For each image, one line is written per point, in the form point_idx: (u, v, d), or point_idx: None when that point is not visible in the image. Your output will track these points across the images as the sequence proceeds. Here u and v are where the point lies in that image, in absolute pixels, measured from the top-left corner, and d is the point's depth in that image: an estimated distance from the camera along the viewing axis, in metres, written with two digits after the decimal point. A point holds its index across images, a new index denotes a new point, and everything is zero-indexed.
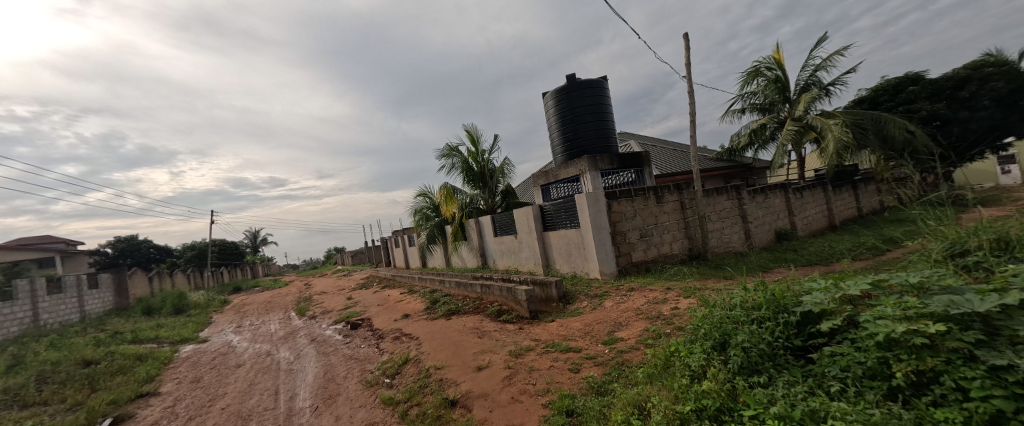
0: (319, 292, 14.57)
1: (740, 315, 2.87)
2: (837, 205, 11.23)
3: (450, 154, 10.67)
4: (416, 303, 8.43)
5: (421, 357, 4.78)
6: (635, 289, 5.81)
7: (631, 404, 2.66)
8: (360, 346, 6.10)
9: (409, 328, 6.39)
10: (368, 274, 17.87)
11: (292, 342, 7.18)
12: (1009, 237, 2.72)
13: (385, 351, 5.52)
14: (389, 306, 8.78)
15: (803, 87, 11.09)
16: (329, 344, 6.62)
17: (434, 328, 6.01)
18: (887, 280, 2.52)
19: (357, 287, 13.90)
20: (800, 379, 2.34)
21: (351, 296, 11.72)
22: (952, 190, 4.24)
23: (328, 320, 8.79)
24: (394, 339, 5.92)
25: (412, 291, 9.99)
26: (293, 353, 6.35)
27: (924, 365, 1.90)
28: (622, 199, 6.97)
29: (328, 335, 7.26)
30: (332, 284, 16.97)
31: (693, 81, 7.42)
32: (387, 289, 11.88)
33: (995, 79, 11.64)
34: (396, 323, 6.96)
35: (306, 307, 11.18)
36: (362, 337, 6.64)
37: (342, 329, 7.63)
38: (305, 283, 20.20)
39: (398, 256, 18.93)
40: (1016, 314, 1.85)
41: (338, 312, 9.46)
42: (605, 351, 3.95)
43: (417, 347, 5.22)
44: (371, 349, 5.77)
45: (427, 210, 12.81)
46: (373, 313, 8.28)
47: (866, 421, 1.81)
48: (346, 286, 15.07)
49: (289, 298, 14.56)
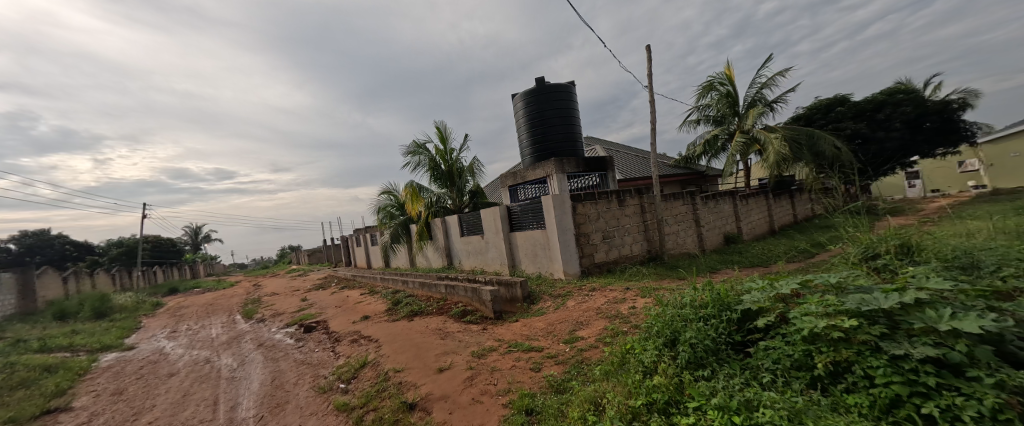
0: (270, 294, 13.75)
1: (689, 314, 3.07)
2: (777, 212, 12.25)
3: (417, 151, 10.49)
4: (377, 304, 8.19)
5: (380, 360, 4.66)
6: (597, 289, 6.02)
7: (587, 401, 2.76)
8: (314, 350, 5.83)
9: (368, 330, 6.19)
10: (325, 274, 17.10)
11: (237, 348, 6.70)
12: (911, 243, 3.12)
13: (341, 354, 5.32)
14: (347, 308, 8.44)
15: (750, 102, 12.01)
16: (279, 348, 6.26)
17: (395, 330, 5.88)
18: (813, 281, 2.80)
19: (313, 288, 13.25)
20: (739, 372, 2.54)
21: (306, 298, 11.17)
22: (868, 201, 4.82)
23: (279, 323, 8.29)
24: (351, 342, 5.71)
25: (373, 292, 9.69)
26: (236, 360, 5.94)
27: (840, 356, 2.13)
28: (587, 201, 7.18)
29: (278, 340, 6.85)
30: (284, 285, 16.02)
31: (653, 91, 7.82)
32: (346, 289, 11.43)
33: (905, 104, 13.29)
34: (355, 325, 6.72)
35: (254, 310, 10.49)
36: (317, 340, 6.34)
37: (295, 332, 7.24)
38: (254, 284, 18.94)
39: (359, 255, 18.29)
40: (912, 311, 2.15)
41: (290, 315, 8.96)
42: (565, 349, 4.06)
43: (376, 350, 5.07)
44: (326, 353, 5.52)
45: (390, 209, 12.49)
46: (330, 315, 7.94)
47: (791, 408, 2.00)
48: (300, 287, 14.33)
49: (235, 300, 13.62)
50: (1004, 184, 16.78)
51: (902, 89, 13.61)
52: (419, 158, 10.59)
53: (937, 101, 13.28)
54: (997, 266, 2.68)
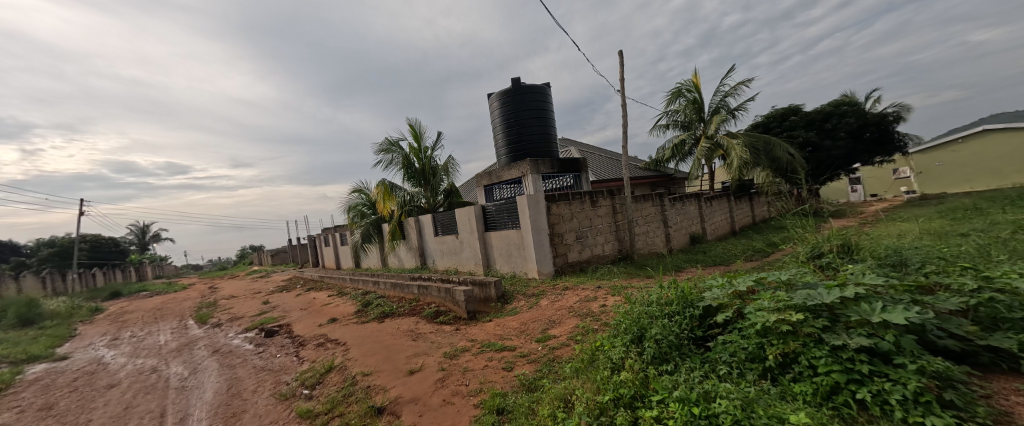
0: (227, 297, 13.02)
1: (655, 311, 3.20)
2: (737, 214, 12.93)
3: (390, 149, 10.25)
4: (346, 306, 7.95)
5: (347, 364, 4.52)
6: (570, 288, 6.11)
7: (557, 398, 2.81)
8: (275, 355, 5.56)
9: (336, 333, 6.00)
10: (289, 275, 16.38)
11: (188, 355, 6.29)
12: (851, 243, 3.40)
13: (306, 359, 5.11)
14: (313, 310, 8.14)
15: (714, 109, 12.60)
16: (236, 355, 5.93)
17: (364, 332, 5.74)
18: (767, 278, 2.99)
19: (276, 290, 12.65)
20: (699, 365, 2.67)
21: (268, 300, 10.66)
22: (815, 204, 5.22)
23: (237, 328, 7.85)
24: (317, 346, 5.51)
25: (341, 294, 9.39)
26: (188, 368, 5.58)
27: (788, 348, 2.28)
28: (561, 202, 7.28)
29: (235, 345, 6.49)
30: (243, 287, 15.22)
31: (625, 95, 8.05)
32: (312, 291, 11.01)
33: (849, 115, 14.41)
34: (321, 328, 6.47)
35: (209, 314, 9.88)
36: (279, 345, 6.06)
37: (255, 336, 6.89)
38: (209, 286, 17.86)
39: (327, 255, 17.68)
40: (850, 304, 2.34)
41: (250, 319, 8.51)
42: (537, 348, 4.12)
43: (343, 354, 4.91)
44: (289, 359, 5.28)
45: (361, 208, 12.16)
46: (295, 319, 7.61)
47: (744, 398, 2.13)
48: (261, 289, 13.66)
49: (187, 304, 12.79)
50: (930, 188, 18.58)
51: (847, 101, 14.73)
52: (392, 156, 10.36)
53: (876, 114, 14.51)
54: (922, 263, 2.97)
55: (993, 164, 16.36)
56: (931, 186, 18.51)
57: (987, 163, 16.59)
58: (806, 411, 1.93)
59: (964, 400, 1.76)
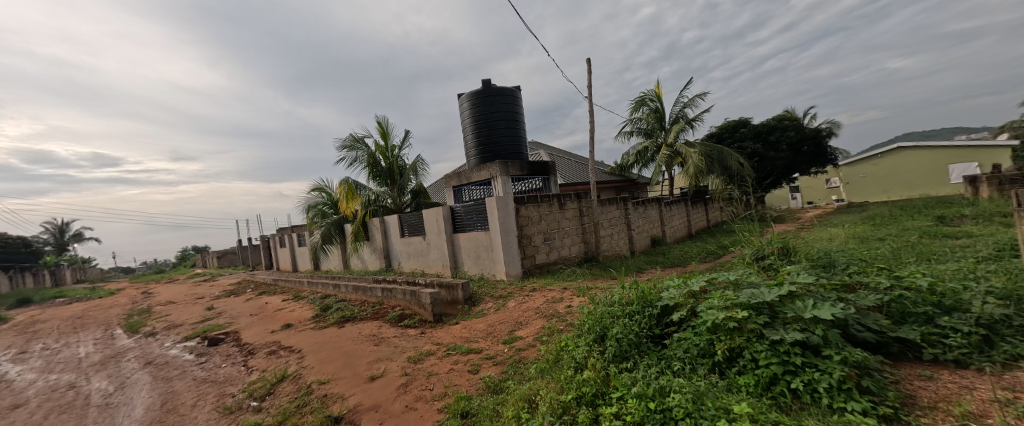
0: (164, 303, 11.99)
1: (617, 311, 3.35)
2: (694, 218, 13.68)
3: (354, 146, 9.93)
4: (302, 311, 7.59)
5: (302, 372, 4.32)
6: (537, 290, 6.20)
7: (522, 399, 2.85)
8: (219, 366, 5.20)
9: (290, 340, 5.71)
10: (237, 279, 15.37)
11: (114, 369, 5.74)
12: (789, 246, 3.71)
13: (255, 369, 4.82)
14: (265, 316, 7.70)
15: (674, 119, 13.27)
16: (173, 366, 5.49)
17: (323, 338, 5.52)
18: (717, 279, 3.19)
19: (222, 295, 11.83)
20: (656, 362, 2.82)
21: (213, 306, 9.95)
22: (760, 211, 5.66)
23: (174, 337, 7.26)
24: (268, 355, 5.22)
25: (297, 298, 8.96)
26: (113, 383, 5.10)
27: (734, 343, 2.46)
28: (530, 204, 7.38)
29: (173, 356, 6.00)
30: (183, 292, 14.07)
31: (592, 102, 8.30)
32: (264, 295, 10.41)
33: (790, 129, 15.73)
34: (274, 335, 6.14)
35: (142, 323, 9.05)
36: (224, 354, 5.67)
37: (196, 345, 6.42)
38: (142, 292, 16.38)
39: (281, 257, 16.78)
40: (788, 302, 2.55)
41: (191, 326, 7.89)
42: (504, 349, 4.15)
43: (298, 361, 4.69)
44: (236, 369, 4.95)
45: (322, 207, 11.71)
46: (245, 325, 7.17)
47: (695, 391, 2.27)
48: (204, 294, 12.71)
49: (115, 311, 11.64)
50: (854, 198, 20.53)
51: (789, 116, 16.05)
52: (356, 153, 10.05)
53: (813, 129, 15.94)
54: (847, 264, 3.31)
55: (909, 176, 18.78)
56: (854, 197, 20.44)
57: (899, 176, 19.04)
58: (748, 401, 2.10)
59: (878, 386, 1.98)
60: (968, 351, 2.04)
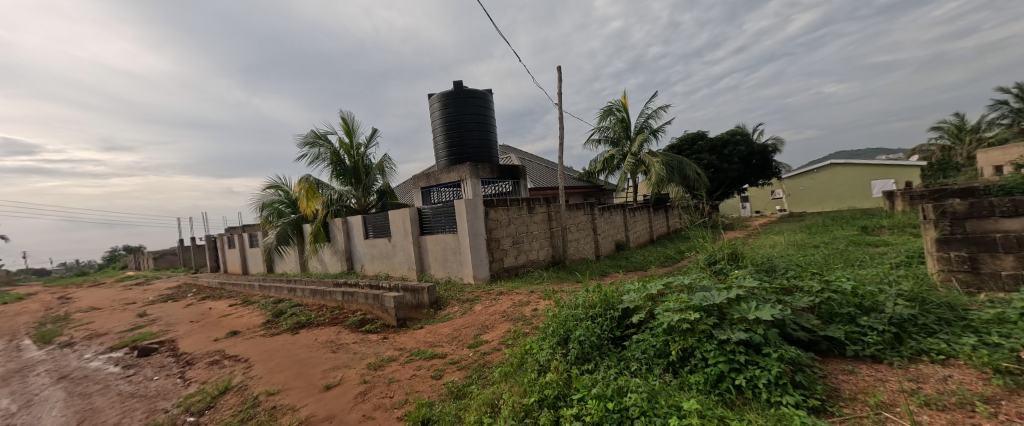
0: (86, 309, 10.82)
1: (581, 314, 3.44)
2: (655, 224, 14.28)
3: (316, 142, 9.53)
4: (252, 317, 7.15)
5: (248, 384, 4.06)
6: (504, 293, 6.22)
7: (484, 404, 2.84)
8: (151, 378, 4.75)
9: (236, 348, 5.35)
10: (175, 282, 14.17)
11: (19, 385, 5.10)
12: (737, 252, 3.98)
13: (193, 381, 4.45)
14: (208, 323, 7.17)
15: (639, 129, 13.81)
16: (93, 380, 4.96)
17: (274, 346, 5.24)
18: (673, 282, 3.36)
19: (157, 300, 10.87)
20: (615, 363, 2.92)
21: (146, 312, 9.11)
22: (713, 219, 6.02)
23: (96, 347, 6.57)
24: (210, 365, 4.84)
25: (246, 303, 8.41)
26: (17, 402, 4.52)
27: (686, 343, 2.60)
28: (499, 207, 7.40)
29: (93, 369, 5.42)
30: (109, 297, 12.79)
31: (562, 109, 8.44)
32: (208, 300, 9.69)
33: (741, 143, 16.88)
34: (217, 344, 5.72)
35: (59, 332, 8.12)
36: (156, 366, 5.19)
37: (123, 356, 5.86)
38: (60, 297, 14.66)
39: (229, 259, 15.70)
40: (735, 304, 2.72)
41: (118, 335, 7.18)
42: (469, 354, 4.13)
43: (244, 372, 4.40)
44: (170, 381, 4.54)
45: (278, 206, 11.25)
46: (183, 333, 6.62)
47: (650, 390, 2.37)
48: (137, 298, 11.63)
49: (24, 319, 10.35)
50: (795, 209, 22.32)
51: (741, 131, 17.20)
52: (318, 150, 9.65)
53: (761, 144, 17.20)
54: (785, 268, 3.61)
55: (839, 190, 20.74)
56: (795, 208, 22.26)
57: (832, 189, 20.95)
58: (698, 398, 2.22)
59: (808, 381, 2.17)
60: (882, 347, 2.29)
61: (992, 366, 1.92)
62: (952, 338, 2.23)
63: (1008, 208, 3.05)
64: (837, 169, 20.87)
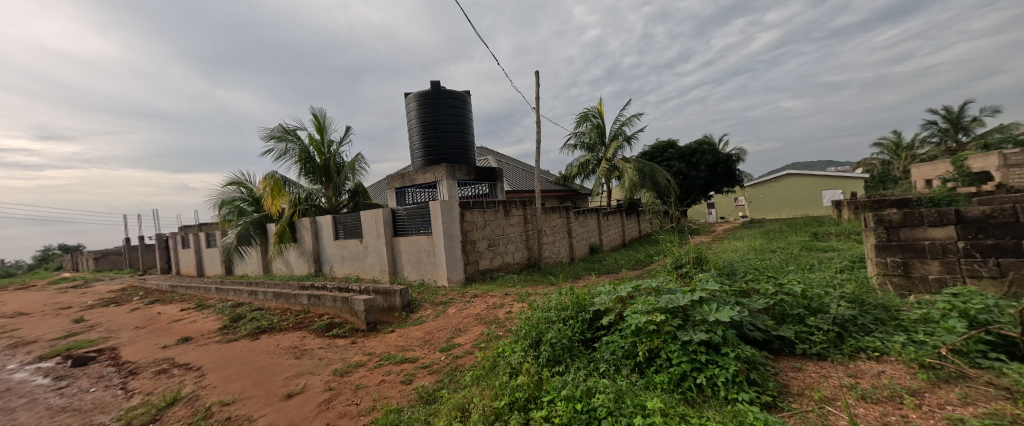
0: (13, 314, 9.85)
1: (553, 317, 3.49)
2: (627, 228, 14.66)
3: (285, 137, 9.17)
4: (206, 322, 6.75)
5: (200, 394, 3.83)
6: (478, 296, 6.20)
7: (455, 408, 2.82)
8: (88, 389, 4.38)
9: (189, 356, 5.03)
10: (121, 285, 13.17)
11: None
12: (702, 256, 4.16)
13: (137, 391, 4.14)
14: (155, 330, 6.70)
15: (613, 135, 14.15)
16: (17, 394, 4.52)
17: (231, 353, 4.98)
18: (642, 285, 3.45)
19: (98, 304, 10.05)
20: (586, 364, 2.98)
21: (83, 318, 8.40)
22: (680, 224, 6.25)
23: (23, 357, 5.99)
24: (157, 375, 4.52)
25: (200, 308, 7.94)
26: None
27: (652, 344, 2.68)
28: (475, 209, 7.38)
29: (17, 382, 4.93)
30: (41, 302, 11.69)
31: (539, 113, 8.52)
32: (157, 305, 9.06)
33: (708, 152, 17.65)
34: (165, 351, 5.36)
35: None
36: (94, 377, 4.80)
37: (55, 366, 5.38)
38: None
39: (184, 260, 14.77)
40: (698, 306, 2.83)
41: (50, 343, 6.58)
42: (441, 358, 4.09)
43: (196, 381, 4.15)
44: (109, 393, 4.19)
45: (240, 204, 10.85)
46: (128, 341, 6.17)
47: (618, 391, 2.43)
48: (73, 302, 10.71)
49: None
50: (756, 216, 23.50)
51: (708, 141, 17.99)
52: (286, 146, 9.28)
53: (726, 154, 18.05)
54: (744, 272, 3.81)
55: (794, 199, 22.06)
56: (756, 215, 23.42)
57: (790, 198, 22.23)
58: (662, 397, 2.30)
59: (762, 378, 2.30)
60: (827, 345, 2.46)
61: (919, 361, 2.11)
62: (886, 336, 2.43)
63: (936, 217, 3.34)
64: (793, 179, 22.17)
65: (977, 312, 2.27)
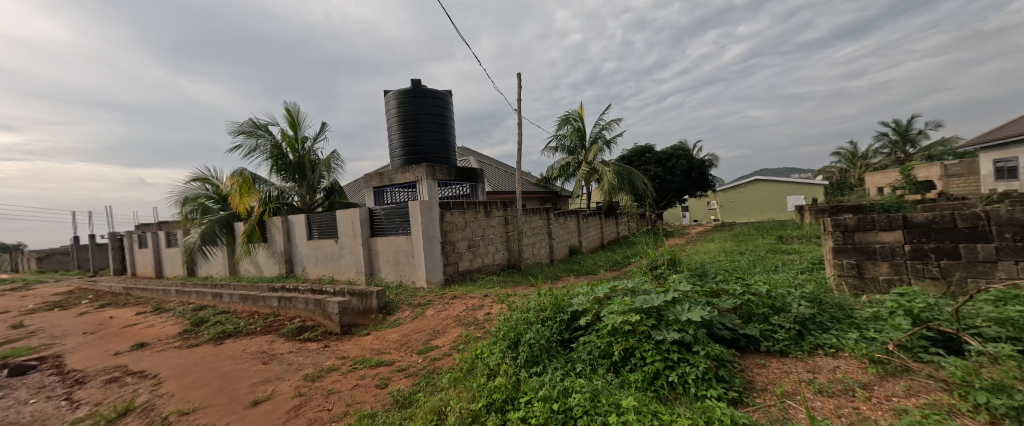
0: None
1: (532, 318, 3.53)
2: (605, 230, 14.92)
3: (255, 133, 8.85)
4: (165, 327, 6.41)
5: (156, 403, 3.62)
6: (457, 297, 6.17)
7: (431, 411, 2.80)
8: (30, 400, 4.07)
9: (145, 363, 4.76)
10: (68, 287, 12.29)
11: None
12: (675, 258, 4.29)
13: (86, 401, 3.88)
14: (107, 335, 6.30)
15: (593, 139, 14.38)
16: None
17: (191, 359, 4.75)
18: (619, 286, 3.52)
19: (41, 308, 9.35)
20: (563, 364, 3.03)
21: (24, 324, 7.79)
22: (656, 226, 6.43)
23: None
24: (109, 383, 4.25)
25: (158, 311, 7.53)
26: None
27: (627, 344, 2.75)
28: (455, 210, 7.34)
29: None
30: None
31: (521, 115, 8.57)
32: (109, 308, 8.52)
33: (682, 157, 18.20)
34: (117, 359, 5.05)
35: None
36: (34, 387, 4.46)
37: None
38: None
39: (141, 260, 13.96)
40: (671, 306, 2.91)
41: None
42: (417, 360, 4.05)
43: (152, 390, 3.93)
44: (51, 404, 3.88)
45: (203, 201, 10.43)
46: (76, 348, 5.77)
47: (593, 391, 2.48)
48: (13, 306, 9.91)
49: None
50: (726, 219, 24.38)
51: (683, 146, 18.56)
52: (256, 141, 8.95)
53: (700, 159, 18.68)
54: (715, 273, 3.97)
55: (762, 203, 23.03)
56: (726, 218, 24.31)
57: (758, 202, 23.19)
58: (636, 396, 2.37)
59: (729, 374, 2.40)
60: (788, 343, 2.60)
61: (869, 356, 2.26)
62: (841, 333, 2.59)
63: (886, 222, 3.57)
64: (761, 184, 23.14)
65: (920, 311, 2.46)
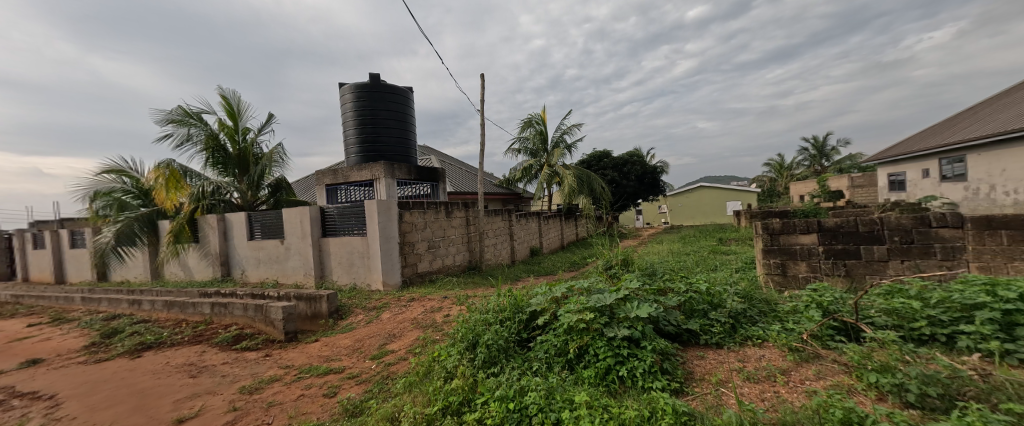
0: None
1: (490, 319, 3.56)
2: (565, 232, 15.31)
3: (185, 122, 8.15)
4: (66, 340, 5.67)
5: None
6: (415, 299, 6.06)
7: (383, 418, 2.73)
8: None
9: (43, 382, 4.18)
10: None
11: None
12: (627, 258, 4.50)
13: None
14: None
15: (555, 142, 14.69)
16: None
17: (100, 376, 4.25)
18: (575, 286, 3.64)
19: None
20: (520, 363, 3.09)
21: None
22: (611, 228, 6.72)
23: None
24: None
25: (57, 323, 6.63)
26: None
27: (581, 342, 2.87)
28: (414, 210, 7.20)
29: None
30: None
31: (483, 117, 8.58)
32: None
33: (637, 163, 19.11)
34: (2, 379, 4.38)
35: None
36: None
37: None
38: None
39: (40, 262, 12.20)
40: (622, 304, 3.07)
41: None
42: (370, 366, 3.93)
43: (50, 412, 3.46)
44: None
45: (121, 196, 9.44)
46: None
47: (548, 388, 2.56)
48: None
49: None
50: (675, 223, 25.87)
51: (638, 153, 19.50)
52: (188, 131, 8.24)
53: (653, 165, 19.71)
54: (662, 272, 4.23)
55: (707, 208, 24.73)
56: (675, 221, 25.81)
57: (703, 207, 24.86)
58: (588, 390, 2.48)
59: (673, 367, 2.58)
60: (723, 336, 2.84)
61: (789, 345, 2.53)
62: (767, 326, 2.87)
63: (805, 226, 4.00)
64: (707, 190, 24.85)
65: (829, 304, 2.79)
